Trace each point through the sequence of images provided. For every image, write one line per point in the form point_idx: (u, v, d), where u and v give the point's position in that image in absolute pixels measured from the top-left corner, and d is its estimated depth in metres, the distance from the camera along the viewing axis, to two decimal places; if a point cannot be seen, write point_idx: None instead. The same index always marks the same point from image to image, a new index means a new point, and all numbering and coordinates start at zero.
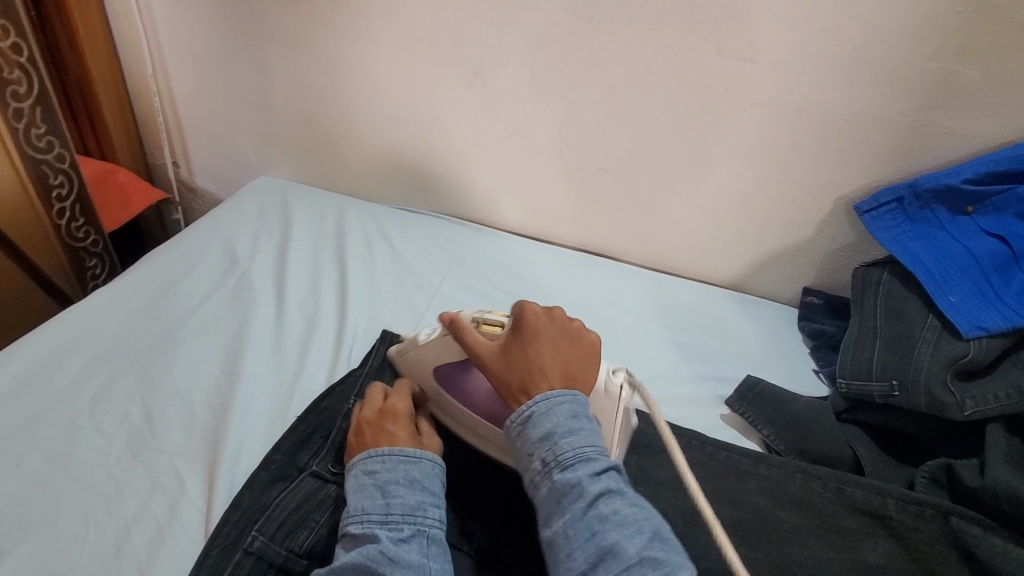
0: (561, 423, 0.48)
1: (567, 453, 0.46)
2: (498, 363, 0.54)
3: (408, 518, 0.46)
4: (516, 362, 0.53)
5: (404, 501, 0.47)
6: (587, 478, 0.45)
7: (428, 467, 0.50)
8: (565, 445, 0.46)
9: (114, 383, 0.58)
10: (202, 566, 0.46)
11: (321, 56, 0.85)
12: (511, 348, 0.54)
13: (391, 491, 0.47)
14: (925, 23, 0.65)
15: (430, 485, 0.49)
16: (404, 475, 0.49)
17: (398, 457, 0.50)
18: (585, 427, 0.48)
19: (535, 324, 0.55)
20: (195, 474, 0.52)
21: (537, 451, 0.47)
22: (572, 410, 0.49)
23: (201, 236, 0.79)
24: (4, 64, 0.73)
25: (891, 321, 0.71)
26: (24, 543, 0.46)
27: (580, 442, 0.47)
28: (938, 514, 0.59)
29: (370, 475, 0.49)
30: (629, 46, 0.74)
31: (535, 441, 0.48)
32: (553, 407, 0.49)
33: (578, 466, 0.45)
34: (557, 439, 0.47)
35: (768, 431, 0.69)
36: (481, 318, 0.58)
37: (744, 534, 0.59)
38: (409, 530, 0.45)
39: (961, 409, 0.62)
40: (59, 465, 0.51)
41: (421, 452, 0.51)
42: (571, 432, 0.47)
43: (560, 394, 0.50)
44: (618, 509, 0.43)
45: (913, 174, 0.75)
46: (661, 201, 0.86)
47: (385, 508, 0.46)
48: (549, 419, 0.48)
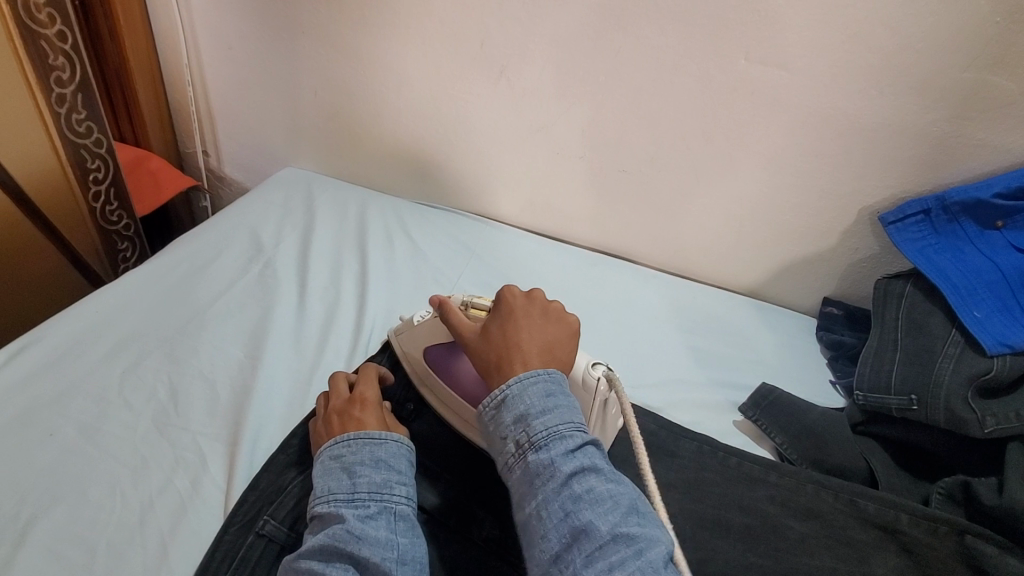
0: (534, 403, 0.47)
1: (541, 433, 0.46)
2: (478, 342, 0.55)
3: (374, 496, 0.48)
4: (495, 339, 0.54)
5: (371, 481, 0.49)
6: (560, 457, 0.45)
7: (393, 448, 0.52)
8: (539, 426, 0.46)
9: (142, 362, 0.60)
10: (219, 544, 0.47)
11: (350, 51, 0.86)
12: (490, 326, 0.55)
13: (358, 471, 0.49)
14: (960, 33, 0.64)
15: (396, 463, 0.51)
16: (370, 455, 0.50)
17: (363, 440, 0.51)
18: (558, 404, 0.48)
19: (511, 302, 0.56)
20: (217, 452, 0.54)
21: (511, 433, 0.47)
22: (547, 389, 0.49)
23: (228, 222, 0.81)
24: (50, 50, 0.76)
25: (912, 334, 0.70)
26: (54, 509, 0.48)
27: (554, 421, 0.46)
28: (953, 532, 0.58)
29: (335, 458, 0.50)
30: (656, 48, 0.74)
31: (509, 423, 0.47)
32: (525, 388, 0.48)
33: (552, 446, 0.45)
34: (531, 419, 0.47)
35: (781, 439, 0.68)
36: (469, 303, 0.61)
37: (753, 541, 0.59)
38: (375, 507, 0.47)
39: (982, 427, 0.61)
40: (89, 437, 0.53)
41: (386, 434, 0.52)
42: (545, 412, 0.47)
43: (535, 374, 0.49)
44: (592, 487, 0.43)
45: (942, 186, 0.74)
46: (682, 205, 0.86)
47: (352, 488, 0.48)
48: (523, 400, 0.48)
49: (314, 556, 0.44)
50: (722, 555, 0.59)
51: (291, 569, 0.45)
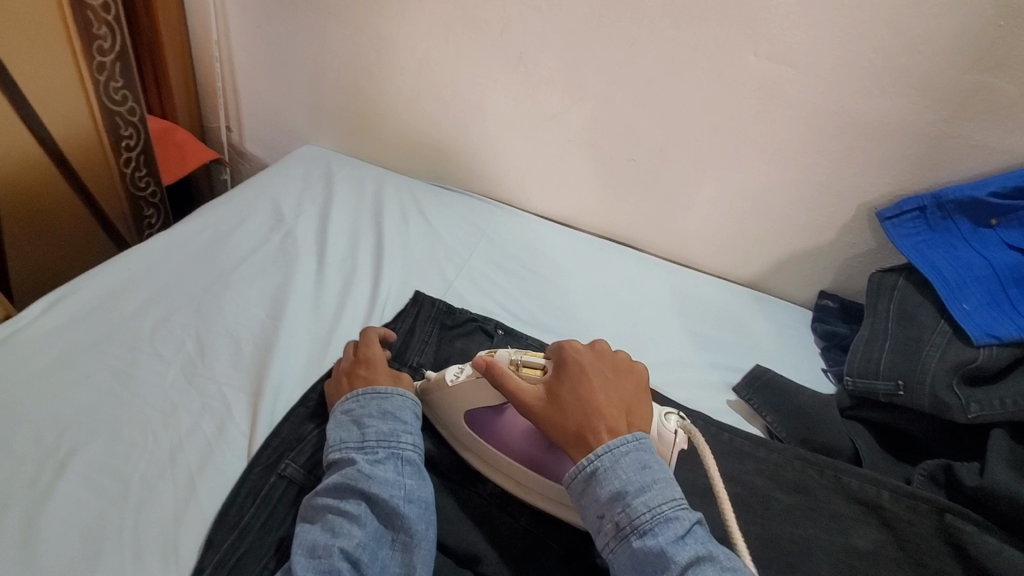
0: (632, 479, 0.48)
1: (644, 516, 0.46)
2: (549, 408, 0.53)
3: (382, 443, 0.51)
4: (569, 405, 0.53)
5: (379, 430, 0.52)
6: (671, 544, 0.45)
7: (398, 401, 0.55)
8: (640, 506, 0.47)
9: (171, 316, 0.64)
10: (244, 481, 0.51)
11: (375, 34, 0.89)
12: (560, 391, 0.54)
13: (366, 422, 0.53)
14: (962, 36, 0.67)
15: (402, 415, 0.54)
16: (378, 408, 0.54)
17: (370, 395, 0.55)
18: (656, 479, 0.48)
19: (579, 364, 0.56)
20: (241, 402, 0.58)
21: (611, 513, 0.48)
22: (640, 460, 0.49)
23: (250, 193, 0.85)
24: (94, 21, 0.80)
25: (902, 324, 0.74)
26: (92, 443, 0.51)
27: (656, 501, 0.47)
28: (934, 510, 0.61)
29: (345, 412, 0.54)
30: (669, 41, 0.77)
31: (606, 501, 0.48)
32: (620, 461, 0.49)
33: (659, 531, 0.46)
34: (632, 499, 0.47)
35: (772, 418, 0.72)
36: (518, 361, 0.58)
37: (741, 509, 0.63)
38: (383, 453, 0.51)
39: (964, 412, 0.64)
40: (123, 382, 0.57)
41: (391, 389, 0.56)
42: (644, 489, 0.48)
43: (624, 443, 0.50)
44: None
45: (939, 185, 0.77)
46: (686, 195, 0.89)
47: (361, 437, 0.52)
48: (620, 476, 0.48)
49: (330, 494, 0.48)
50: (712, 521, 0.62)
51: (309, 506, 0.48)
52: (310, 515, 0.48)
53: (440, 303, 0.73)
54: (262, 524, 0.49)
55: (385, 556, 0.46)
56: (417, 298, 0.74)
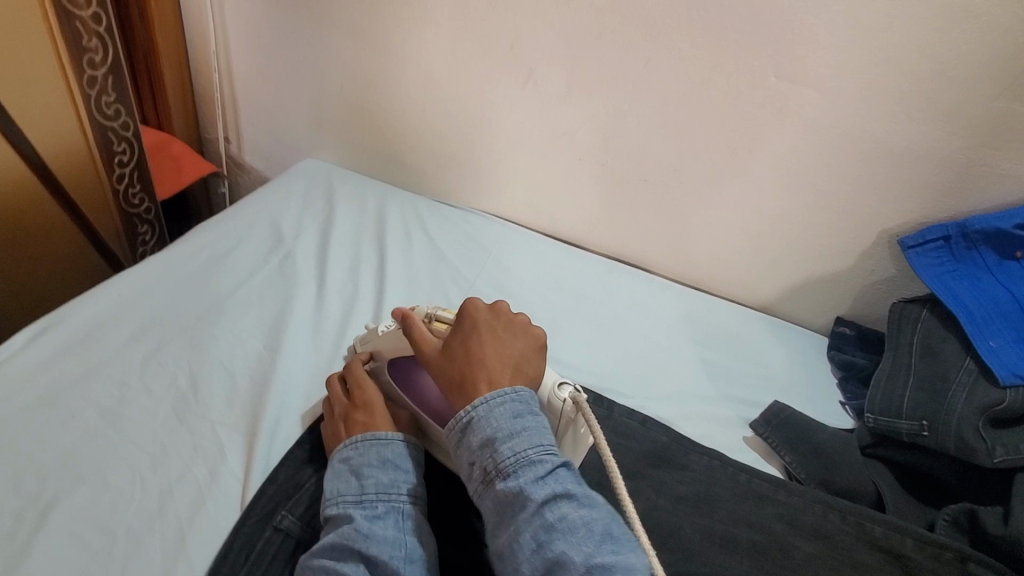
0: (502, 426, 0.47)
1: (509, 461, 0.45)
2: (441, 360, 0.53)
3: (382, 497, 0.49)
4: (456, 355, 0.52)
5: (378, 481, 0.49)
6: (530, 484, 0.44)
7: (399, 448, 0.53)
8: (506, 451, 0.46)
9: (163, 347, 0.61)
10: (237, 535, 0.48)
11: (379, 47, 0.86)
12: (451, 342, 0.53)
13: (366, 473, 0.50)
14: (993, 62, 0.64)
15: (402, 463, 0.52)
16: (377, 457, 0.51)
17: (370, 441, 0.52)
18: (527, 425, 0.47)
19: (474, 315, 0.55)
20: (235, 442, 0.55)
21: (479, 458, 0.47)
22: (514, 409, 0.48)
23: (249, 211, 0.82)
24: (84, 32, 0.77)
25: (927, 359, 0.71)
26: (76, 491, 0.48)
27: (522, 446, 0.46)
28: (956, 559, 0.58)
29: (344, 461, 0.51)
30: (687, 61, 0.74)
31: (476, 448, 0.47)
32: (492, 409, 0.48)
33: (520, 473, 0.45)
34: (498, 444, 0.46)
35: (791, 458, 0.68)
36: (432, 314, 0.59)
37: (760, 557, 0.60)
38: (383, 507, 0.48)
39: (990, 456, 0.61)
40: (110, 422, 0.53)
41: (392, 435, 0.53)
42: (513, 435, 0.46)
43: (501, 394, 0.48)
44: (565, 514, 0.43)
45: (964, 214, 0.74)
46: (700, 217, 0.86)
47: (360, 489, 0.49)
48: (489, 423, 0.47)
49: (327, 554, 0.45)
50: (729, 569, 0.59)
51: (306, 567, 0.45)
52: None
53: None
54: None
55: None
56: None
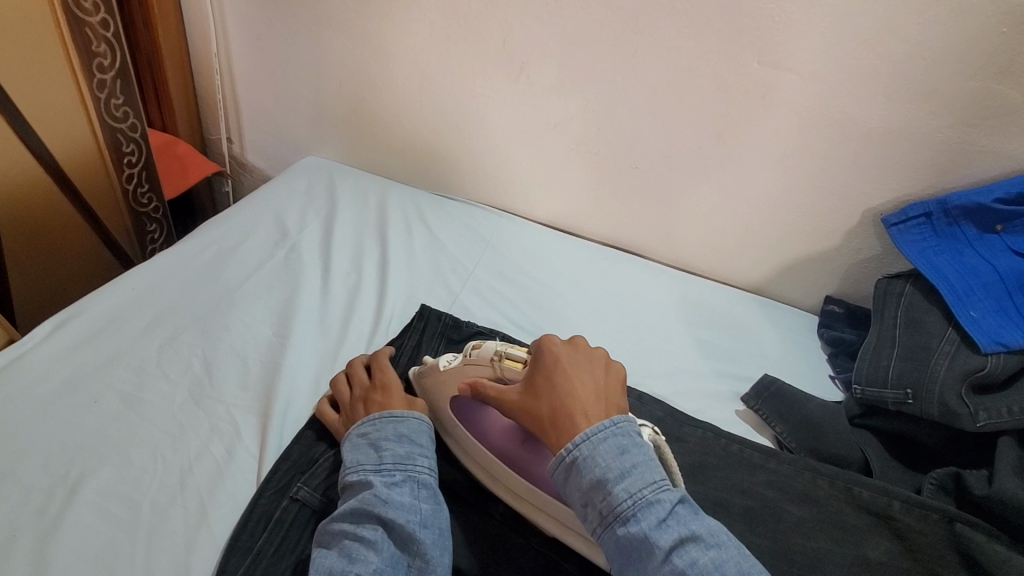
0: (612, 466, 0.47)
1: (626, 502, 0.46)
2: (524, 398, 0.55)
3: (399, 466, 0.51)
4: (544, 393, 0.54)
5: (395, 453, 0.52)
6: (653, 529, 0.44)
7: (414, 425, 0.56)
8: (622, 493, 0.46)
9: (178, 336, 0.64)
10: (255, 507, 0.51)
11: (376, 45, 0.89)
12: (535, 381, 0.55)
13: (383, 445, 0.53)
14: (966, 42, 0.67)
15: (417, 438, 0.55)
16: (394, 432, 0.54)
17: (387, 419, 0.55)
18: (638, 463, 0.48)
19: (553, 351, 0.56)
20: (249, 423, 0.58)
21: (594, 501, 0.47)
22: (619, 446, 0.48)
23: (254, 208, 0.84)
24: (93, 38, 0.80)
25: (910, 331, 0.73)
26: (102, 469, 0.51)
27: (637, 486, 0.46)
28: (943, 519, 0.61)
29: (362, 435, 0.54)
30: (672, 50, 0.76)
31: (588, 490, 0.47)
32: (598, 448, 0.48)
33: (641, 516, 0.45)
34: (612, 486, 0.47)
35: (781, 427, 0.72)
36: (503, 352, 0.59)
37: (752, 521, 0.62)
38: (400, 476, 0.51)
39: (974, 420, 0.64)
40: (131, 405, 0.56)
41: (407, 413, 0.56)
42: (626, 475, 0.47)
43: (602, 430, 0.49)
44: (694, 558, 0.43)
45: (944, 191, 0.77)
46: (691, 203, 0.89)
47: (378, 460, 0.52)
48: (600, 464, 0.47)
49: (347, 519, 0.48)
50: None
51: (326, 531, 0.48)
52: (326, 540, 0.48)
53: (444, 316, 0.73)
54: (275, 549, 0.49)
55: None
56: (423, 313, 0.73)
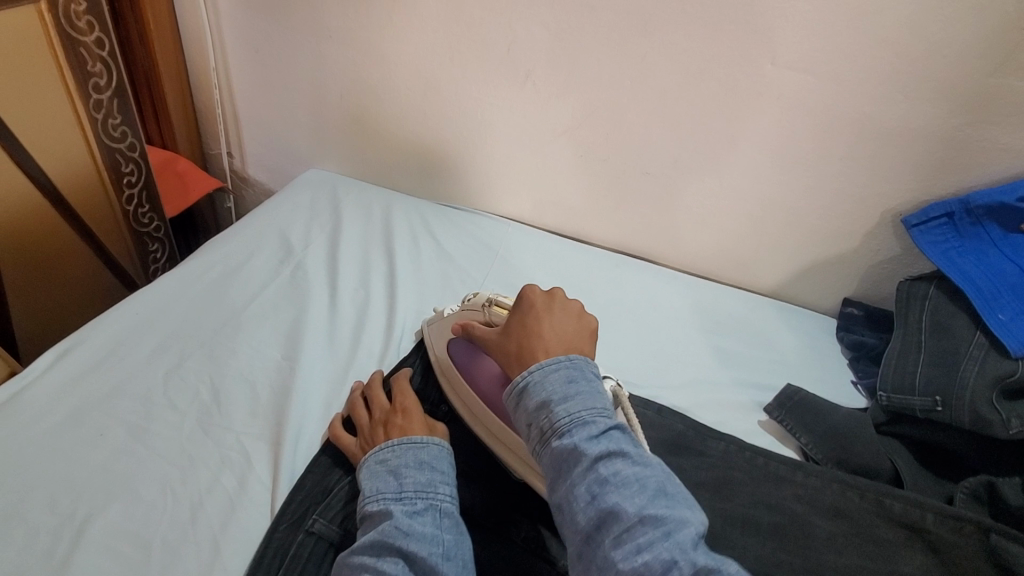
0: (557, 390, 0.48)
1: (563, 420, 0.47)
2: (501, 337, 0.57)
3: (420, 494, 0.50)
4: (514, 333, 0.56)
5: (416, 480, 0.51)
6: (584, 442, 0.45)
7: (435, 451, 0.54)
8: (561, 411, 0.47)
9: (184, 362, 0.62)
10: (270, 541, 0.49)
11: (376, 56, 0.87)
12: (510, 323, 0.57)
13: (403, 472, 0.51)
14: (989, 37, 0.64)
15: (438, 465, 0.53)
16: (414, 458, 0.52)
17: (407, 444, 0.54)
18: (581, 390, 0.48)
19: (531, 298, 0.58)
20: (260, 451, 0.56)
21: (536, 419, 0.48)
22: (569, 375, 0.50)
23: (257, 225, 0.83)
24: (88, 57, 0.78)
25: (936, 336, 0.71)
26: (109, 506, 0.49)
27: (577, 407, 0.47)
28: (978, 530, 0.58)
29: (381, 462, 0.53)
30: (682, 53, 0.74)
31: (532, 409, 0.49)
32: (548, 375, 0.50)
33: (575, 431, 0.46)
34: (554, 406, 0.48)
35: (806, 439, 0.69)
36: (493, 300, 0.64)
37: (782, 538, 0.61)
38: (422, 504, 0.49)
39: (1006, 428, 0.62)
40: (137, 437, 0.54)
41: (428, 439, 0.55)
42: (568, 398, 0.48)
43: (556, 362, 0.51)
44: (619, 470, 0.44)
45: (965, 190, 0.75)
46: (703, 207, 0.87)
47: (398, 487, 0.50)
48: (545, 387, 0.49)
49: (367, 552, 0.46)
50: (751, 552, 0.60)
51: (345, 564, 0.46)
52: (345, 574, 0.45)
53: None
54: None
55: None
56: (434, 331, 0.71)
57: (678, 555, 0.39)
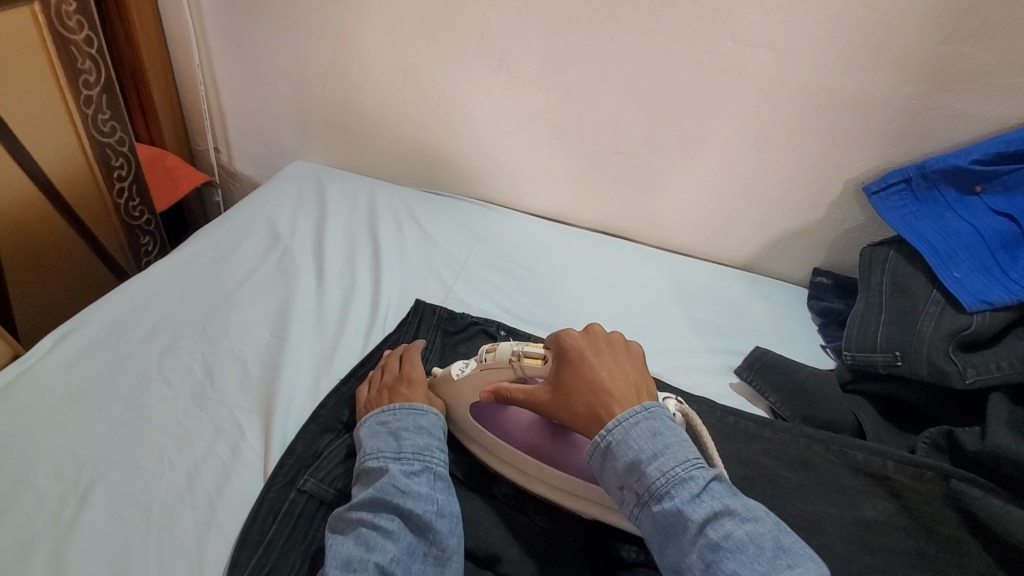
0: (644, 448, 0.49)
1: (660, 481, 0.47)
2: (561, 397, 0.55)
3: (418, 456, 0.54)
4: (578, 390, 0.54)
5: (414, 443, 0.55)
6: (687, 504, 0.46)
7: (433, 418, 0.58)
8: (655, 471, 0.48)
9: (177, 343, 0.65)
10: (262, 503, 0.52)
11: (355, 46, 0.90)
12: (566, 381, 0.55)
13: (403, 435, 0.55)
14: (937, 8, 0.68)
15: (435, 431, 0.57)
16: (414, 423, 0.57)
17: (407, 409, 0.58)
18: (669, 443, 0.49)
19: (576, 346, 0.56)
20: (252, 423, 0.59)
21: (629, 482, 0.49)
22: (651, 428, 0.50)
23: (245, 214, 0.86)
24: (78, 55, 0.80)
25: (896, 295, 0.75)
26: (111, 474, 0.53)
27: (669, 465, 0.48)
28: (939, 477, 0.62)
29: (382, 423, 0.57)
30: (648, 33, 0.78)
31: (624, 472, 0.49)
32: (630, 432, 0.50)
33: (674, 493, 0.47)
34: (645, 466, 0.48)
35: (775, 398, 0.73)
36: (520, 351, 0.57)
37: (750, 489, 0.64)
38: (419, 465, 0.53)
39: (963, 378, 0.65)
40: (135, 412, 0.58)
41: (427, 407, 0.59)
42: (658, 455, 0.48)
43: (632, 414, 0.51)
44: (730, 531, 0.44)
45: (923, 157, 0.78)
46: (675, 184, 0.90)
47: (397, 448, 0.54)
48: (633, 448, 0.49)
49: (363, 508, 0.50)
50: None
51: (342, 518, 0.50)
52: (342, 527, 0.50)
53: (439, 309, 0.75)
54: (286, 540, 0.51)
55: (417, 569, 0.48)
56: (417, 309, 0.75)
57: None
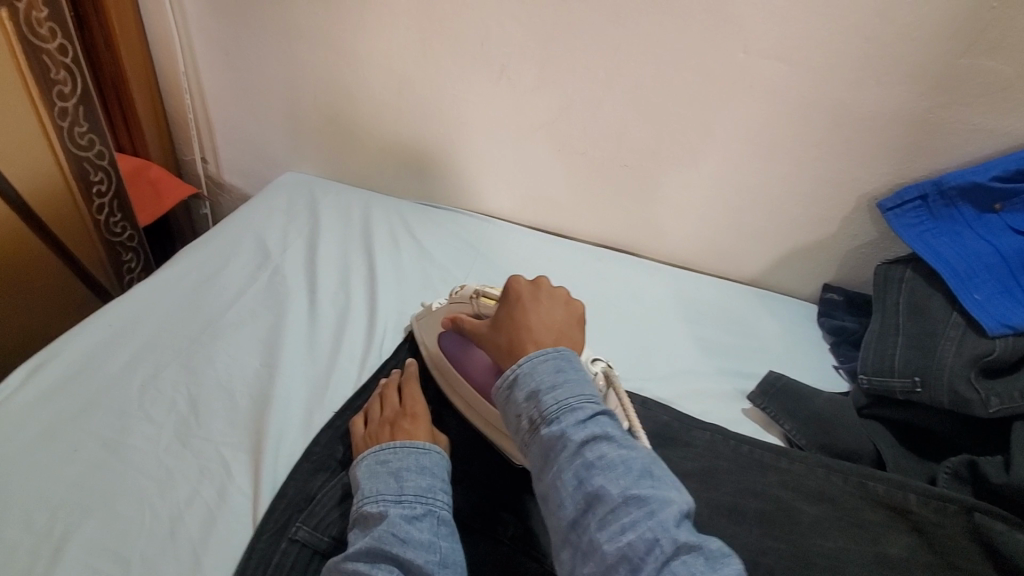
0: (545, 378, 0.47)
1: (552, 408, 0.46)
2: (490, 331, 0.56)
3: (420, 499, 0.50)
4: (505, 325, 0.54)
5: (416, 485, 0.51)
6: (571, 428, 0.44)
7: (436, 458, 0.54)
8: (549, 399, 0.46)
9: (160, 373, 0.61)
10: (253, 551, 0.49)
11: (348, 53, 0.86)
12: (498, 316, 0.56)
13: (404, 475, 0.51)
14: (958, 20, 0.65)
15: (438, 471, 0.53)
16: (416, 463, 0.53)
17: (409, 448, 0.54)
18: (570, 377, 0.47)
19: (517, 290, 0.56)
20: (241, 462, 0.55)
21: (524, 409, 0.47)
22: (557, 363, 0.48)
23: (233, 229, 0.82)
24: (51, 64, 0.76)
25: (913, 317, 0.72)
26: (86, 523, 0.49)
27: (565, 394, 0.46)
28: (962, 510, 0.59)
29: (382, 463, 0.53)
30: (655, 44, 0.74)
31: (521, 400, 0.47)
32: (537, 364, 0.48)
33: (563, 418, 0.45)
34: (541, 395, 0.47)
35: (790, 425, 0.70)
36: (481, 291, 0.63)
37: (767, 525, 0.61)
38: (421, 509, 0.49)
39: (986, 406, 0.63)
40: (114, 452, 0.54)
41: (430, 445, 0.55)
42: (556, 386, 0.47)
43: (544, 351, 0.49)
44: (605, 454, 0.43)
45: (939, 172, 0.75)
46: (682, 197, 0.87)
47: (398, 490, 0.50)
48: (534, 377, 0.48)
49: (362, 559, 0.45)
50: (739, 540, 0.60)
51: (338, 571, 0.45)
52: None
53: None
54: None
55: None
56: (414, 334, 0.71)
57: (659, 533, 0.39)
